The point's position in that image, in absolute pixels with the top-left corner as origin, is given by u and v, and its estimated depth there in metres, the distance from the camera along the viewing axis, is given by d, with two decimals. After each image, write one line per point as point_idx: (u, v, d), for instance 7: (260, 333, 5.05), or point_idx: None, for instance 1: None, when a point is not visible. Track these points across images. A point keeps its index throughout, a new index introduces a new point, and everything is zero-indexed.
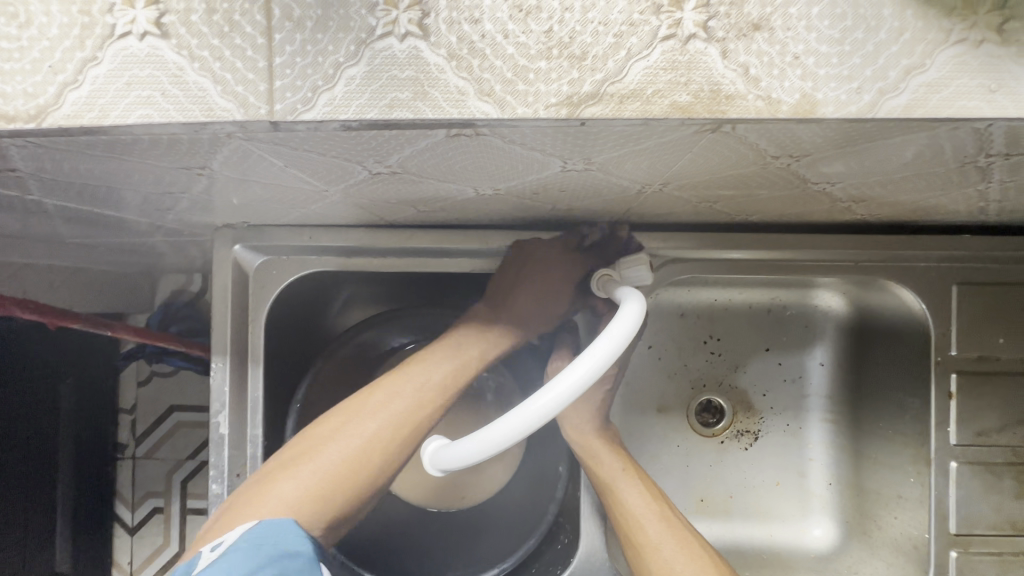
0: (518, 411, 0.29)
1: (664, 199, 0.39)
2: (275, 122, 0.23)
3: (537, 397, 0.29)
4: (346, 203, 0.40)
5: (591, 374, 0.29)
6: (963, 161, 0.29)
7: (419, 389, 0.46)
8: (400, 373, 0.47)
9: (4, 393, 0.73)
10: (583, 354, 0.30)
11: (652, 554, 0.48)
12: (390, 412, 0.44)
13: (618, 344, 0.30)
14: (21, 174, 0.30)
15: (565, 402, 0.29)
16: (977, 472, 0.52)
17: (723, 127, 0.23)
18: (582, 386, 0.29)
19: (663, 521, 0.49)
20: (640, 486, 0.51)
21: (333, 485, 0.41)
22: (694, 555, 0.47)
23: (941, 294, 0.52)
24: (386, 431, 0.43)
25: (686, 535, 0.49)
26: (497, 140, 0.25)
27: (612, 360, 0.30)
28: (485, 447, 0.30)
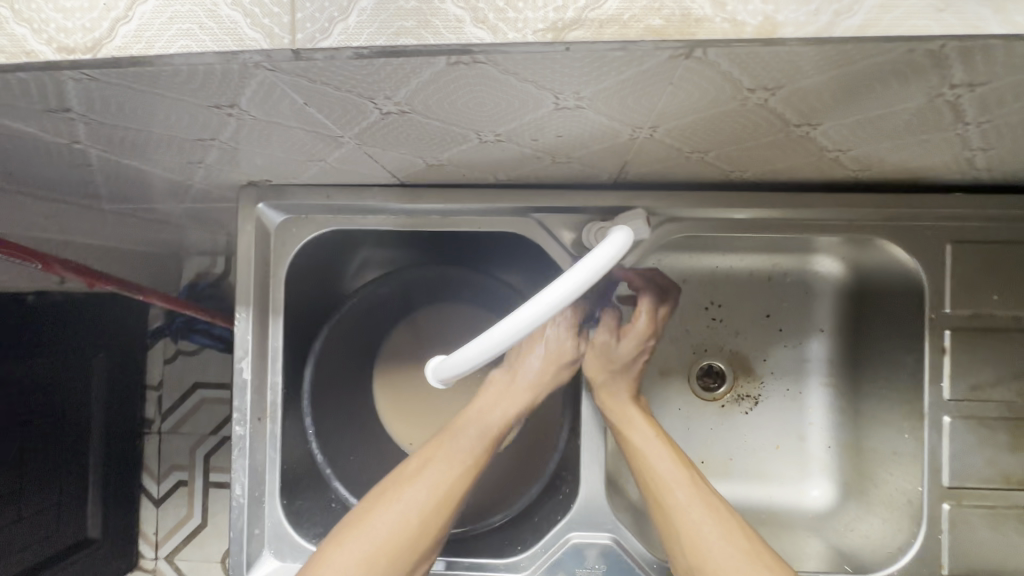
0: (509, 318, 0.32)
1: (656, 150, 0.42)
2: (296, 51, 0.26)
3: (528, 305, 0.32)
4: (359, 155, 0.44)
5: (577, 286, 0.32)
6: (932, 94, 0.31)
7: (459, 454, 0.52)
8: (436, 442, 0.53)
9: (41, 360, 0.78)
10: (572, 267, 0.32)
11: (681, 522, 0.50)
12: (433, 482, 0.50)
13: (604, 261, 0.33)
14: (73, 116, 0.34)
15: (552, 310, 0.32)
16: (970, 426, 0.53)
17: (695, 52, 0.26)
18: (567, 297, 0.32)
19: (690, 488, 0.51)
20: (668, 454, 0.53)
21: (393, 542, 0.48)
22: (722, 521, 0.49)
23: (934, 252, 0.53)
24: (431, 500, 0.49)
25: (713, 501, 0.51)
26: (492, 69, 0.27)
27: (596, 276, 0.32)
28: (480, 351, 0.33)
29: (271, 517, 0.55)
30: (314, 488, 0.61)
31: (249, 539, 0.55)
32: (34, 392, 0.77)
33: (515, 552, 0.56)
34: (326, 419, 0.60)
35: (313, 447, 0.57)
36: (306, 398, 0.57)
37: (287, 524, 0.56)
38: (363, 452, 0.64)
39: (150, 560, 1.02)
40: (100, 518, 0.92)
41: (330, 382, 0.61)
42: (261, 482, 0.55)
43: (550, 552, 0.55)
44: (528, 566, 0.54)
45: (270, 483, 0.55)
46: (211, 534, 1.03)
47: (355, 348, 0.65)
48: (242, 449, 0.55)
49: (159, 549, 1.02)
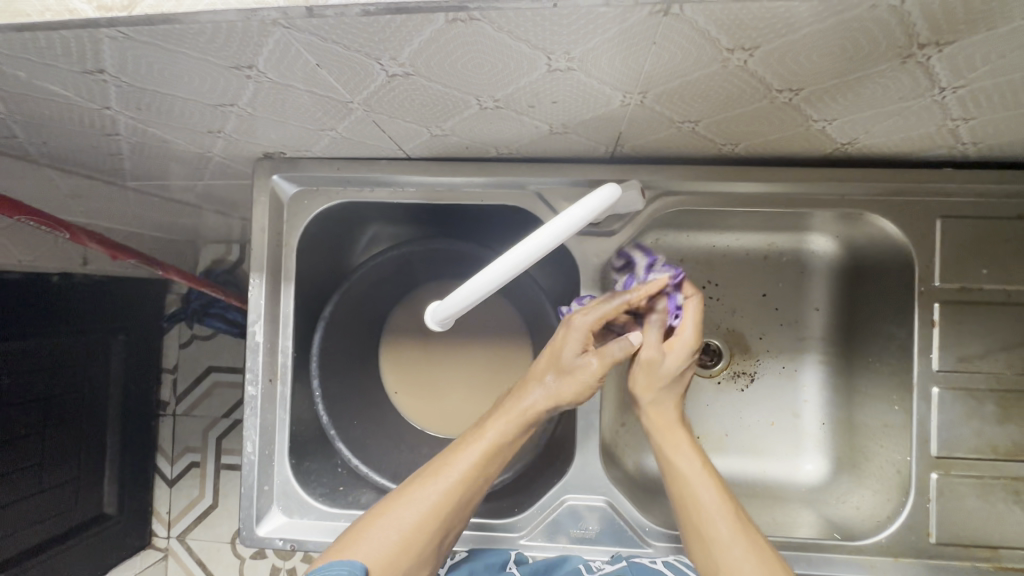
0: (502, 258, 0.34)
1: (648, 119, 0.44)
2: (309, 8, 0.29)
3: (520, 246, 0.34)
4: (367, 124, 0.46)
5: (566, 229, 0.35)
6: (902, 56, 0.33)
7: (451, 472, 0.51)
8: (435, 463, 0.52)
9: (65, 333, 0.82)
10: (562, 212, 0.35)
11: (721, 562, 0.48)
12: (422, 501, 0.49)
13: (591, 207, 0.36)
14: (106, 78, 0.37)
15: (542, 251, 0.35)
16: (958, 397, 0.54)
17: (672, 8, 0.28)
18: (554, 240, 0.34)
19: (738, 531, 0.49)
20: (716, 491, 0.51)
21: (396, 553, 0.47)
22: (770, 571, 0.47)
23: (923, 227, 0.54)
24: (420, 518, 0.49)
25: (763, 548, 0.48)
26: (487, 27, 0.30)
27: (582, 222, 0.35)
28: (475, 289, 0.36)
29: (281, 475, 0.58)
30: (321, 453, 0.64)
31: (259, 496, 0.58)
32: (55, 371, 0.82)
33: (513, 513, 0.58)
34: (333, 384, 0.63)
35: (320, 410, 0.59)
36: (314, 361, 0.60)
37: (295, 482, 0.58)
38: (368, 421, 0.67)
39: (162, 538, 1.06)
40: (116, 495, 0.96)
41: (338, 350, 0.64)
42: (270, 442, 0.58)
43: (546, 512, 0.57)
44: (526, 525, 0.57)
45: (279, 443, 0.58)
46: (221, 515, 1.06)
47: (361, 319, 0.67)
48: (253, 408, 0.57)
49: (172, 528, 1.06)
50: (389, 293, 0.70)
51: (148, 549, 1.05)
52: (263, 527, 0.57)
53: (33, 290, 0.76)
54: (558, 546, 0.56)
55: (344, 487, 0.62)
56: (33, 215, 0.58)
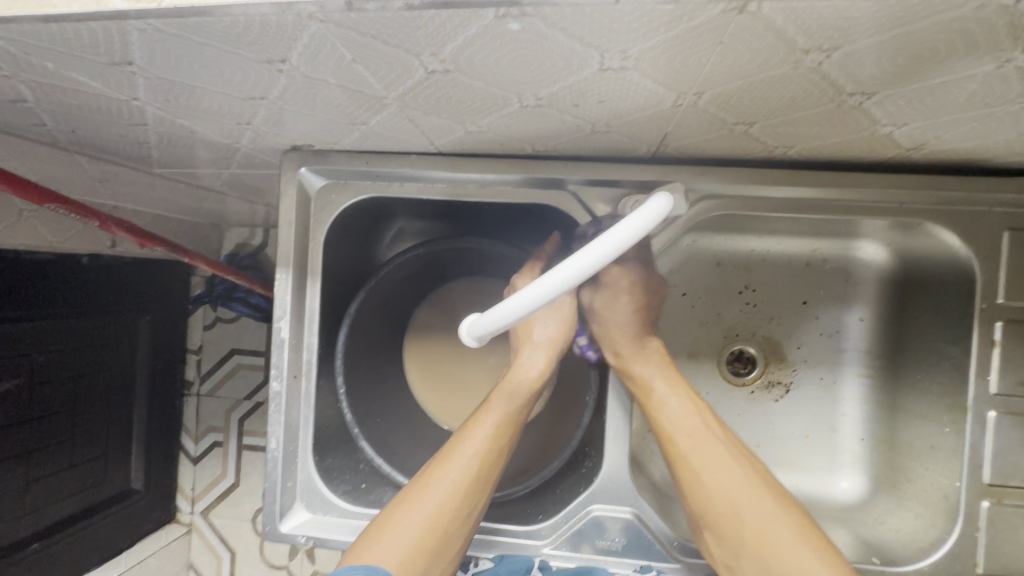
0: (546, 276, 0.33)
1: (699, 120, 0.41)
2: (349, 1, 0.27)
3: (565, 264, 0.33)
4: (399, 119, 0.44)
5: (617, 247, 0.33)
6: (1000, 60, 0.29)
7: (467, 452, 0.52)
8: (450, 447, 0.53)
9: (93, 315, 0.83)
10: (611, 228, 0.33)
11: (700, 492, 0.50)
12: (446, 483, 0.50)
13: (642, 223, 0.33)
14: (134, 70, 0.36)
15: (590, 269, 0.33)
16: (1017, 423, 0.50)
17: (749, 5, 0.25)
18: (601, 260, 0.33)
19: (712, 458, 0.51)
20: (689, 421, 0.53)
21: (425, 532, 0.48)
22: (743, 493, 0.49)
23: (990, 239, 0.50)
24: (447, 499, 0.50)
25: (739, 469, 0.51)
26: (540, 23, 0.27)
27: (632, 239, 0.33)
28: (515, 307, 0.34)
29: (304, 472, 0.58)
30: (342, 447, 0.63)
31: (283, 492, 0.57)
32: (85, 350, 0.83)
33: (536, 521, 0.57)
34: (357, 381, 0.62)
35: (344, 407, 0.58)
36: (339, 359, 0.59)
37: (317, 479, 0.58)
38: (390, 417, 0.66)
39: (187, 514, 1.08)
40: (142, 472, 0.98)
41: (362, 346, 0.63)
42: (294, 438, 0.58)
43: (572, 522, 0.55)
44: (551, 533, 0.55)
45: (303, 439, 0.58)
46: (243, 494, 1.07)
47: (386, 315, 0.66)
48: (278, 404, 0.57)
49: (195, 504, 1.08)
50: (414, 288, 0.68)
51: (172, 523, 1.07)
52: (285, 523, 0.57)
53: (64, 270, 0.76)
54: (582, 556, 0.55)
55: (366, 485, 0.61)
56: (61, 202, 0.58)
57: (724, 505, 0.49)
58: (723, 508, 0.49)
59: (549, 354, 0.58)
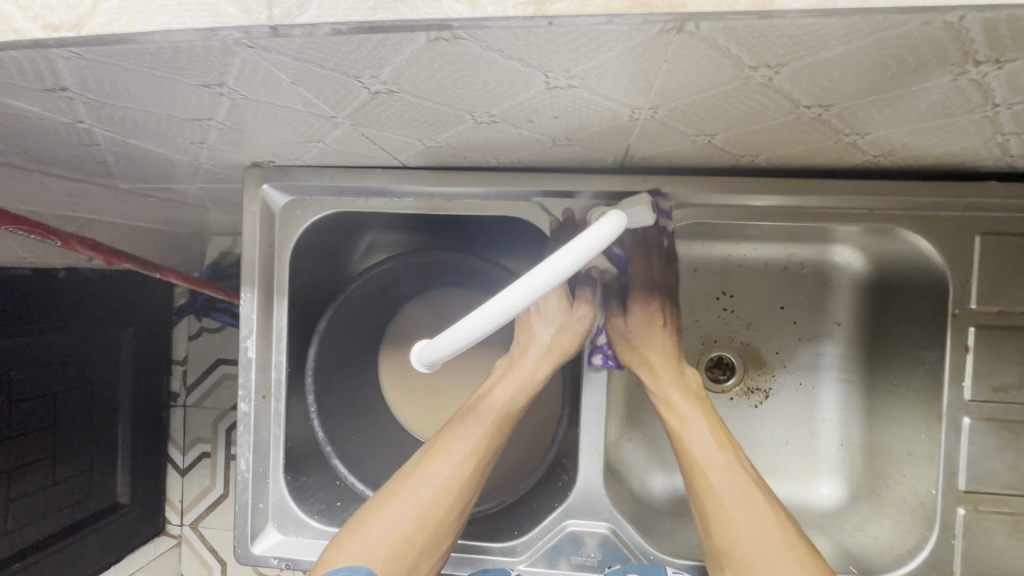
0: (501, 297, 0.32)
1: (660, 132, 0.40)
2: (274, 27, 0.25)
3: (520, 283, 0.32)
4: (355, 136, 0.43)
5: (573, 264, 0.32)
6: (953, 73, 0.28)
7: (464, 443, 0.49)
8: (444, 439, 0.50)
9: (71, 329, 0.81)
10: (566, 246, 0.32)
11: (725, 525, 0.48)
12: (439, 477, 0.48)
13: (597, 240, 0.33)
14: (71, 96, 0.35)
15: (546, 288, 0.32)
16: (992, 429, 0.50)
17: (686, 25, 0.24)
18: (557, 278, 0.32)
19: (743, 499, 0.49)
20: (721, 457, 0.50)
21: (414, 529, 0.46)
22: (771, 538, 0.47)
23: (961, 244, 0.50)
24: (439, 494, 0.47)
25: (770, 514, 0.49)
26: (475, 45, 0.26)
27: (589, 255, 0.32)
28: (470, 329, 0.33)
29: (276, 493, 0.57)
30: (318, 465, 0.62)
31: (254, 513, 0.57)
32: (58, 368, 0.80)
33: (511, 537, 0.56)
34: (329, 398, 0.61)
35: (315, 426, 0.57)
36: (308, 376, 0.58)
37: (290, 499, 0.57)
38: (366, 433, 0.65)
39: (176, 526, 1.07)
40: (129, 485, 0.95)
41: (333, 362, 0.61)
42: (264, 459, 0.57)
43: (547, 538, 0.55)
44: (526, 550, 0.55)
45: (273, 460, 0.57)
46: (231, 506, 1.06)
47: (359, 329, 0.65)
48: (247, 425, 0.56)
49: (184, 516, 1.06)
50: (388, 301, 0.67)
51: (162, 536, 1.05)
52: (257, 545, 0.56)
53: (34, 288, 0.74)
54: (558, 572, 0.54)
55: (341, 503, 0.61)
56: (20, 223, 0.56)
57: (750, 548, 0.47)
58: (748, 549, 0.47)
59: (545, 356, 0.53)
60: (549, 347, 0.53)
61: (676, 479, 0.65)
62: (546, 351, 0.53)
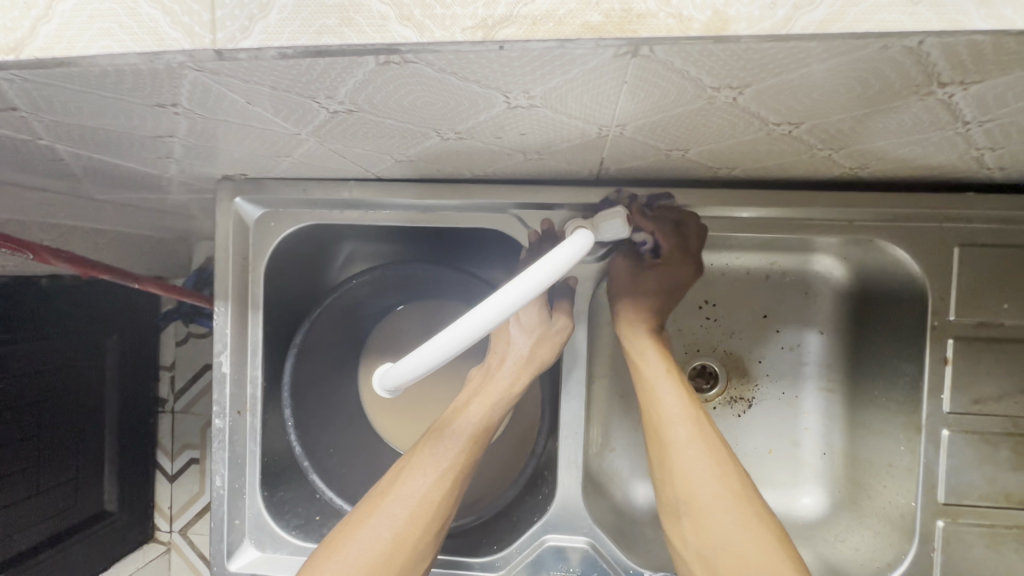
0: (465, 319, 0.31)
1: (632, 147, 0.40)
2: (218, 51, 0.25)
3: (483, 305, 0.31)
4: (323, 151, 0.43)
5: (537, 284, 0.31)
6: (919, 94, 0.28)
7: (439, 459, 0.48)
8: (419, 455, 0.49)
9: (51, 326, 0.75)
10: (530, 266, 0.32)
11: (686, 477, 0.47)
12: (415, 495, 0.47)
13: (566, 258, 0.32)
14: (24, 114, 0.34)
15: (511, 310, 0.31)
16: (970, 442, 0.50)
17: (641, 50, 0.23)
18: (527, 296, 0.31)
19: (707, 455, 0.47)
20: (683, 409, 0.49)
21: (390, 550, 0.45)
22: (732, 502, 0.45)
23: (940, 256, 0.49)
24: (416, 512, 0.46)
25: (734, 477, 0.47)
26: (426, 68, 0.26)
27: (559, 273, 0.32)
28: (435, 351, 0.32)
29: (252, 509, 0.56)
30: (296, 479, 0.61)
31: (230, 529, 0.56)
32: (47, 374, 0.75)
33: (490, 551, 0.55)
34: (307, 412, 0.60)
35: (292, 440, 0.57)
36: (284, 391, 0.57)
37: (266, 514, 0.56)
38: (345, 445, 0.65)
39: (164, 533, 1.00)
40: (116, 492, 0.89)
41: (311, 375, 0.61)
42: (240, 475, 0.56)
43: (525, 552, 0.54)
44: (504, 565, 0.54)
45: (249, 475, 0.56)
46: None
47: (338, 341, 0.64)
48: (221, 441, 0.56)
49: (173, 523, 1.00)
50: (367, 313, 0.67)
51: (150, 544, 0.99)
52: (234, 562, 0.56)
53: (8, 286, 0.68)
54: None
55: (320, 517, 0.60)
56: None
57: (710, 499, 0.46)
58: (708, 499, 0.46)
59: (522, 368, 0.52)
60: (524, 360, 0.52)
61: None
62: (521, 362, 0.52)
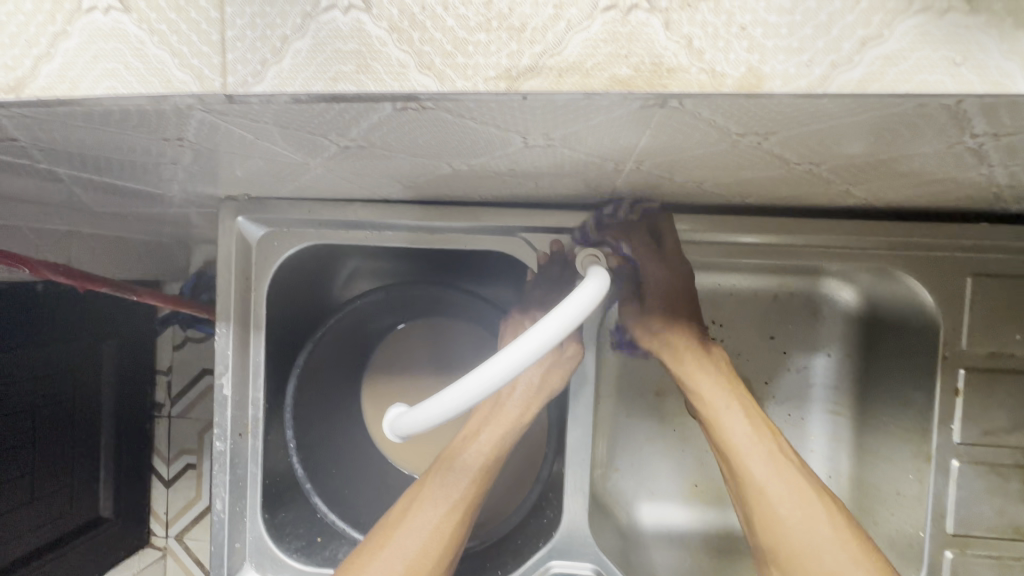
0: (482, 370, 0.31)
1: (647, 179, 0.39)
2: (228, 95, 0.24)
3: (503, 355, 0.31)
4: (330, 176, 0.42)
5: (557, 333, 0.31)
6: (951, 142, 0.27)
7: (451, 489, 0.48)
8: (430, 485, 0.49)
9: (53, 327, 0.72)
10: (550, 314, 0.31)
11: (770, 518, 0.45)
12: (427, 528, 0.46)
13: (586, 303, 0.32)
14: (22, 141, 0.33)
15: (531, 359, 0.31)
16: (980, 473, 0.50)
17: (670, 102, 0.22)
18: (549, 343, 0.31)
19: (791, 492, 0.45)
20: (762, 446, 0.47)
21: None
22: (825, 536, 0.44)
23: (953, 285, 0.49)
24: (428, 546, 0.46)
25: (821, 509, 0.45)
26: (446, 114, 0.25)
27: (579, 319, 0.32)
28: (455, 400, 0.31)
29: (253, 531, 0.55)
30: (298, 500, 0.60)
31: (231, 553, 0.55)
32: (47, 378, 0.72)
33: None
34: (309, 433, 0.59)
35: (295, 463, 0.56)
36: (286, 413, 0.56)
37: (267, 538, 0.56)
38: (346, 465, 0.64)
39: (160, 538, 0.96)
40: (112, 499, 0.86)
41: (313, 395, 0.60)
42: (241, 497, 0.55)
43: None
44: None
45: (251, 498, 0.55)
46: None
47: (341, 360, 0.64)
48: (222, 464, 0.54)
49: (169, 528, 0.95)
50: (370, 331, 0.66)
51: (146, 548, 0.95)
52: None
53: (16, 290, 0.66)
54: None
55: (321, 539, 0.59)
56: None
57: (801, 543, 0.44)
58: (799, 543, 0.44)
59: (532, 396, 0.52)
60: (535, 387, 0.52)
61: (662, 512, 0.64)
62: (531, 389, 0.52)
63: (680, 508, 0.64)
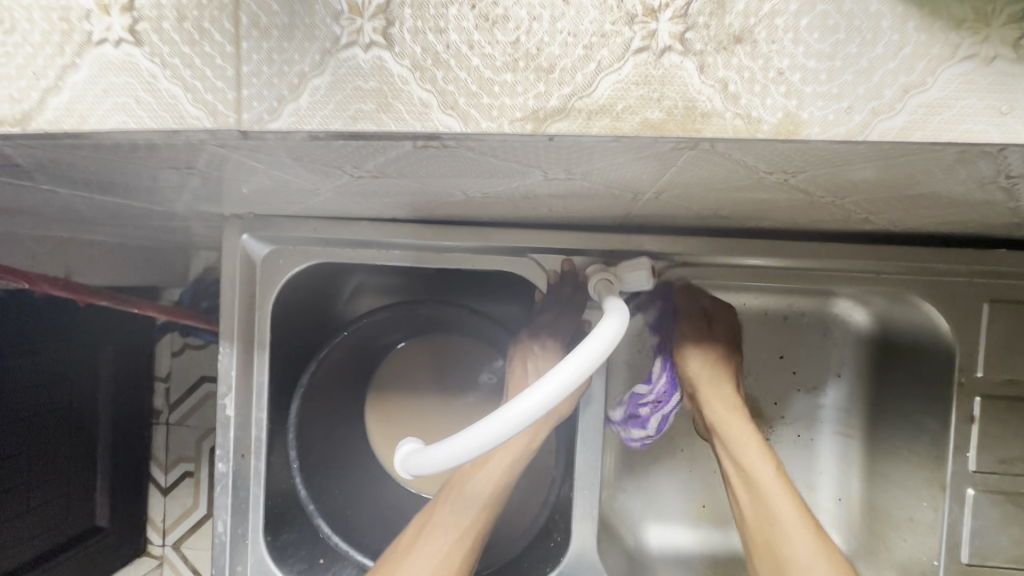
0: (501, 413, 0.30)
1: (664, 205, 0.38)
2: (243, 131, 0.23)
3: (520, 398, 0.30)
4: (339, 197, 0.41)
5: (576, 374, 0.30)
6: (982, 180, 0.27)
7: (460, 515, 0.47)
8: (438, 511, 0.48)
9: (48, 338, 0.70)
10: (572, 353, 0.31)
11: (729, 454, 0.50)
12: (436, 554, 0.45)
13: (607, 342, 0.32)
14: (23, 164, 0.32)
15: (552, 401, 0.30)
16: (995, 501, 0.49)
17: (701, 145, 0.22)
18: (573, 384, 0.30)
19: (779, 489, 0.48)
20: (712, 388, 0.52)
21: None
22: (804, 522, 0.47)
23: (969, 312, 0.48)
24: (436, 574, 0.45)
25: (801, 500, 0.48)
26: (467, 151, 0.24)
27: (601, 358, 0.31)
28: (469, 447, 0.31)
29: (254, 554, 0.54)
30: (300, 520, 0.59)
31: None
32: (41, 390, 0.70)
33: None
34: (313, 452, 0.58)
35: (298, 484, 0.55)
36: (290, 433, 0.55)
37: (270, 561, 0.54)
38: (349, 483, 0.63)
39: (156, 546, 0.94)
40: (109, 508, 0.84)
41: (316, 414, 0.59)
42: (244, 520, 0.54)
43: None
44: None
45: (253, 520, 0.54)
46: None
47: (345, 376, 0.63)
48: (224, 486, 0.53)
49: (166, 537, 0.94)
50: (375, 348, 0.65)
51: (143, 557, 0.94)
52: None
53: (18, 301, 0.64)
54: None
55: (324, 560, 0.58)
56: None
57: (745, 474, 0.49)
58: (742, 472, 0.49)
59: (541, 420, 0.51)
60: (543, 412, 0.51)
61: (669, 533, 0.63)
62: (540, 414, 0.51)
63: (687, 529, 0.64)
